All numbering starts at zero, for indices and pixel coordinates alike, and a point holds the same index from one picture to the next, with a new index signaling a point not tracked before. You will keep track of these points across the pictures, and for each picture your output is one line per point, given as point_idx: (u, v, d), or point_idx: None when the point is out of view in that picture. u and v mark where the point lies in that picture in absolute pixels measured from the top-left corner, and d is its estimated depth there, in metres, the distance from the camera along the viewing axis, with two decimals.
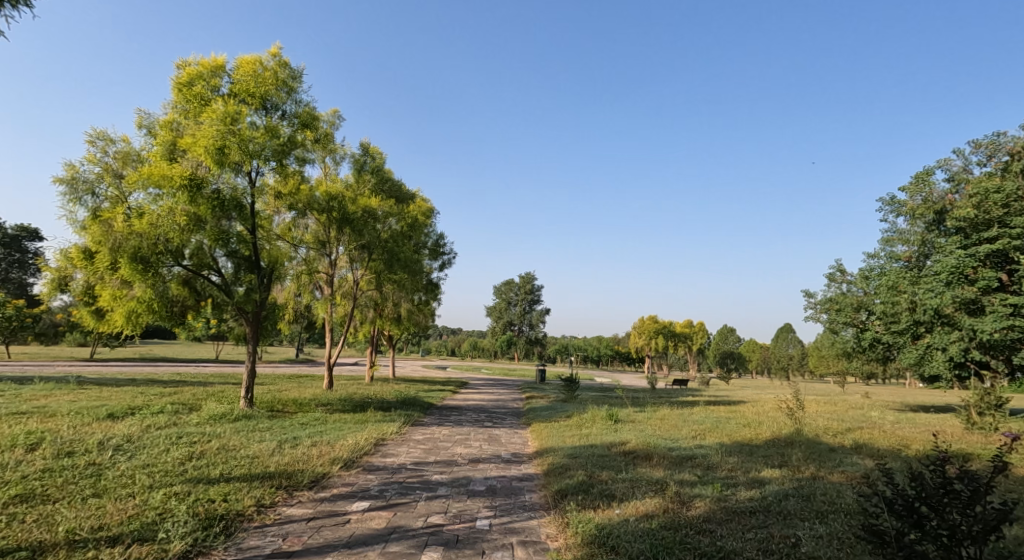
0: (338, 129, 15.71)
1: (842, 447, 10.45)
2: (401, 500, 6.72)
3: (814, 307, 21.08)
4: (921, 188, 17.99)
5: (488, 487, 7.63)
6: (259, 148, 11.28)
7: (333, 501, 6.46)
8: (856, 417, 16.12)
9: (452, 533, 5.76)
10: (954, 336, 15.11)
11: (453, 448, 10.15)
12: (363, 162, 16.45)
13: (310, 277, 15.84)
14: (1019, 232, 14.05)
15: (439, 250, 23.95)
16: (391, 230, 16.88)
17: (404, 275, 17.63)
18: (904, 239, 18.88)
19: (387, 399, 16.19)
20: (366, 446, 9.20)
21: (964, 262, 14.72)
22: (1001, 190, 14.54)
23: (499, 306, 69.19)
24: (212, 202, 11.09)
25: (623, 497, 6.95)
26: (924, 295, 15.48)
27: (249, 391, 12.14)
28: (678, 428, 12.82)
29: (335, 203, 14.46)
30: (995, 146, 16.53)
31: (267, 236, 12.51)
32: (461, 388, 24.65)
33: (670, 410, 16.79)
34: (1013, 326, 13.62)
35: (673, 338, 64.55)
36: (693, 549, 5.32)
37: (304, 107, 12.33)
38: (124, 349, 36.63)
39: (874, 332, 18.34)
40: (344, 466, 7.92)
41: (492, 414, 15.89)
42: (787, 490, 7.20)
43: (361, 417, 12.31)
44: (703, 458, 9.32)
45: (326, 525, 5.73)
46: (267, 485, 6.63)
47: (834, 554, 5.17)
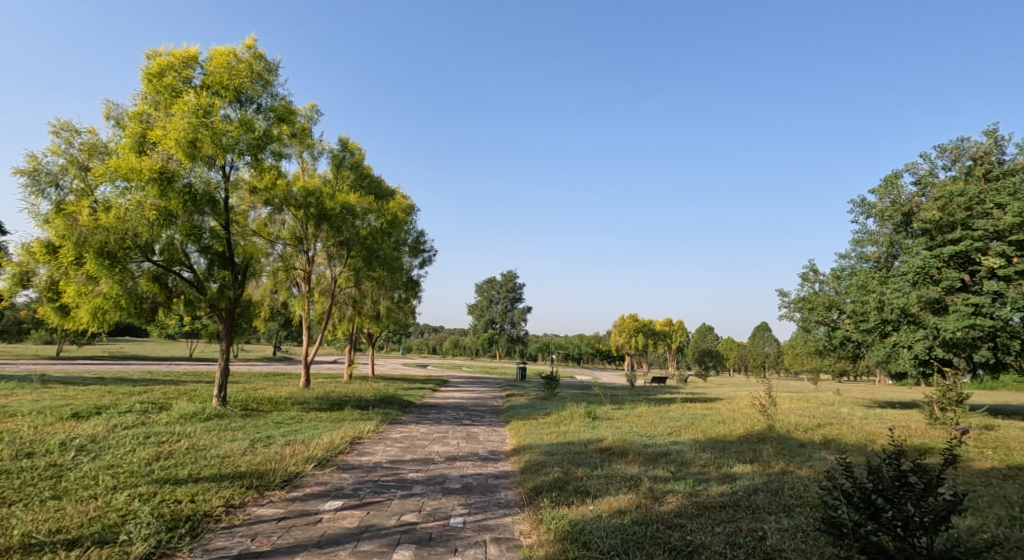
0: (316, 124, 15.51)
1: (812, 443, 10.69)
2: (375, 498, 6.70)
3: (787, 306, 21.47)
4: (889, 191, 18.51)
5: (464, 484, 7.65)
6: (233, 141, 11.09)
7: (305, 500, 6.41)
8: (826, 413, 16.54)
9: (425, 531, 5.76)
10: (919, 334, 15.58)
11: (430, 447, 10.13)
12: (341, 157, 16.26)
13: (287, 274, 15.64)
14: (981, 234, 14.51)
15: (419, 247, 23.83)
16: (371, 227, 16.71)
17: (383, 272, 17.52)
18: (873, 240, 19.36)
19: (365, 397, 16.04)
20: (341, 445, 9.12)
21: (930, 263, 15.15)
22: (963, 194, 14.89)
23: (481, 305, 69.21)
24: (183, 196, 10.85)
25: (597, 493, 7.03)
26: (891, 295, 15.96)
27: (222, 390, 11.93)
28: (654, 426, 12.97)
29: (313, 199, 14.22)
30: (959, 150, 16.97)
31: (241, 233, 12.35)
32: (441, 386, 24.56)
33: (648, 408, 16.96)
34: (974, 324, 14.06)
35: (653, 337, 65.24)
36: (663, 544, 5.41)
37: (280, 101, 12.14)
38: (93, 349, 35.69)
39: (845, 331, 18.74)
40: (318, 466, 7.85)
41: (471, 412, 15.92)
42: (756, 485, 7.36)
43: (338, 415, 12.20)
44: (677, 454, 9.47)
45: (297, 525, 5.68)
46: (237, 485, 6.54)
47: (798, 546, 5.31)
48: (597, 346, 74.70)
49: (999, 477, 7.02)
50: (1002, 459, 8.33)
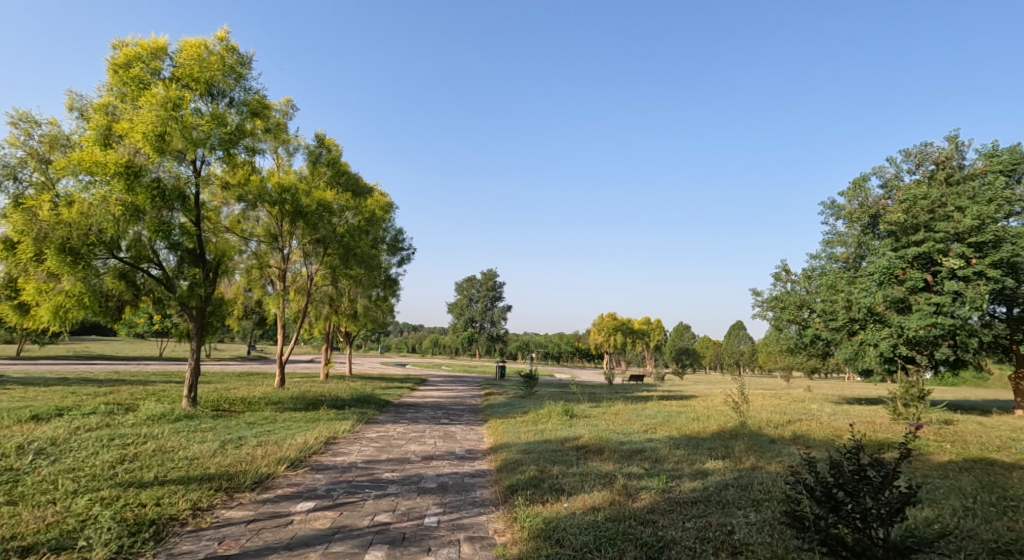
0: (292, 119, 15.27)
1: (782, 438, 10.93)
2: (348, 499, 6.64)
3: (760, 305, 21.91)
4: (857, 194, 19.01)
5: (440, 483, 7.64)
6: (204, 136, 10.85)
7: (276, 501, 6.33)
8: (796, 410, 16.95)
9: (399, 531, 5.73)
10: (885, 332, 16.03)
11: (407, 446, 10.08)
12: (318, 153, 16.02)
13: (261, 271, 15.38)
14: (943, 236, 15.00)
15: (398, 245, 23.63)
16: (348, 225, 16.51)
17: (361, 271, 17.34)
18: (843, 241, 19.86)
19: (342, 396, 15.87)
20: (315, 445, 9.02)
21: (895, 263, 15.61)
22: (926, 197, 15.35)
23: (461, 303, 69.18)
24: (151, 192, 10.57)
25: (572, 491, 7.08)
26: (859, 295, 16.50)
27: (192, 390, 11.67)
28: (631, 423, 13.09)
29: (289, 195, 13.83)
30: (923, 155, 17.49)
31: (212, 229, 12.15)
32: (420, 385, 24.43)
33: (625, 405, 17.16)
34: (935, 322, 14.57)
35: (632, 335, 65.88)
36: (635, 540, 5.48)
37: (254, 95, 11.91)
38: (56, 349, 34.60)
39: (815, 330, 19.21)
40: (291, 466, 7.74)
41: (449, 411, 15.90)
42: (727, 480, 7.49)
43: (313, 415, 12.02)
44: (651, 451, 9.59)
45: (267, 527, 5.60)
46: (206, 487, 6.41)
47: (765, 539, 5.42)
48: (577, 344, 75.08)
49: (955, 469, 7.28)
50: (959, 452, 8.63)
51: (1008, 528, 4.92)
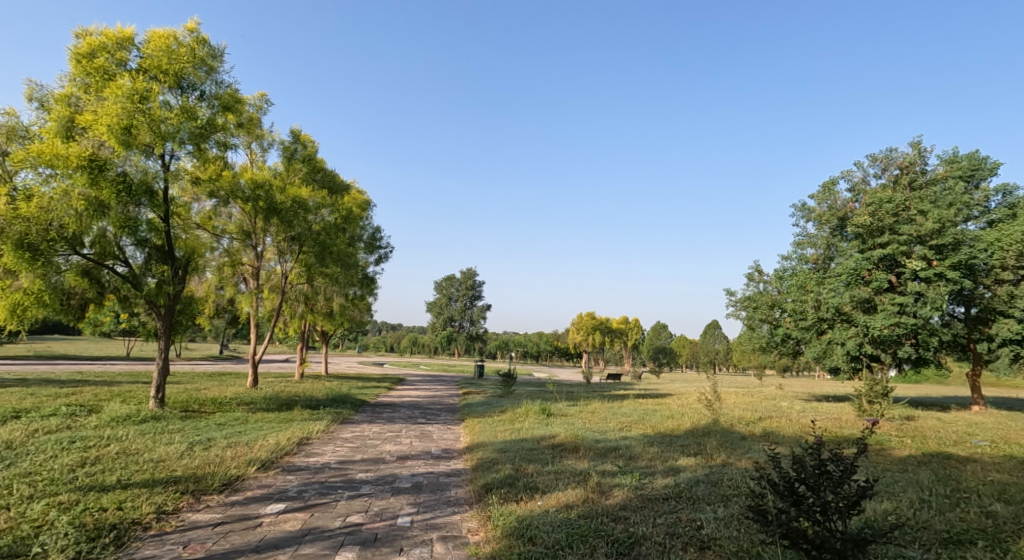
0: (265, 114, 14.97)
1: (752, 435, 11.16)
2: (320, 500, 6.56)
3: (734, 305, 22.30)
4: (827, 197, 19.45)
5: (414, 483, 7.60)
6: (173, 129, 10.60)
7: (246, 503, 6.23)
8: (767, 407, 17.33)
9: (370, 532, 5.68)
10: (851, 332, 16.47)
11: (382, 446, 10.01)
12: (293, 149, 15.79)
13: (233, 269, 15.10)
14: (907, 238, 15.46)
15: (375, 244, 23.40)
16: (324, 222, 16.25)
17: (337, 269, 17.12)
18: (812, 242, 20.32)
19: (317, 396, 15.67)
20: (287, 446, 8.88)
21: (861, 264, 16.07)
22: (891, 201, 15.76)
23: (440, 302, 68.98)
24: (117, 186, 10.26)
25: (545, 489, 7.11)
26: (828, 295, 16.91)
27: (159, 390, 11.38)
28: (606, 421, 13.21)
29: (262, 191, 13.57)
30: (888, 160, 17.94)
31: (183, 226, 11.92)
32: (397, 385, 24.21)
33: (601, 404, 17.31)
34: (899, 322, 15.02)
35: (610, 334, 66.43)
36: (606, 537, 5.53)
37: (226, 89, 11.67)
38: (17, 349, 33.47)
39: (786, 329, 19.60)
40: (261, 468, 7.62)
41: (426, 410, 15.81)
42: (698, 477, 7.63)
43: (286, 416, 11.83)
44: (626, 449, 9.70)
45: (235, 529, 5.50)
46: (171, 490, 6.27)
47: (733, 533, 5.51)
48: (555, 343, 75.33)
49: (914, 463, 7.54)
50: (918, 447, 8.94)
51: (960, 519, 5.11)
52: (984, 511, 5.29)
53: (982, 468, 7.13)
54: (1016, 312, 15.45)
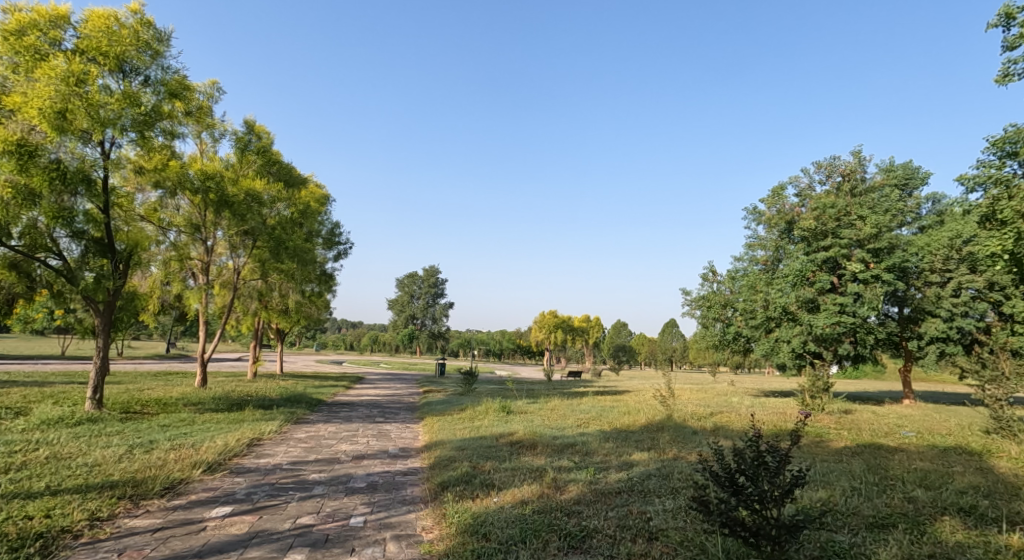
0: (216, 102, 14.43)
1: (703, 430, 11.54)
2: (270, 502, 6.41)
3: (689, 304, 22.92)
4: (776, 201, 20.20)
5: (369, 483, 7.51)
6: (114, 116, 10.08)
7: (189, 507, 6.03)
8: (719, 403, 17.94)
9: (322, 533, 5.60)
10: (796, 330, 17.19)
11: (337, 446, 9.85)
12: (246, 140, 15.21)
13: (181, 264, 14.48)
14: (847, 242, 16.21)
15: (334, 239, 22.92)
16: (280, 216, 15.82)
17: (292, 265, 16.71)
18: (762, 244, 21.06)
19: (270, 396, 15.25)
20: (236, 448, 8.61)
21: (806, 266, 16.84)
22: (834, 206, 16.51)
23: (401, 299, 68.36)
24: (50, 173, 9.71)
25: (502, 486, 7.17)
26: (776, 295, 17.61)
27: (96, 391, 10.83)
28: (565, 418, 13.38)
29: (212, 183, 13.02)
30: (832, 167, 18.73)
31: (125, 217, 11.37)
32: (355, 384, 23.81)
33: (560, 401, 17.54)
34: (840, 321, 15.78)
35: (571, 333, 67.17)
36: (559, 531, 5.62)
37: (173, 75, 11.16)
38: None
39: (737, 327, 20.24)
40: (207, 471, 7.36)
41: (385, 409, 15.64)
42: (650, 471, 7.82)
43: (236, 416, 11.47)
44: (582, 445, 9.85)
45: (176, 535, 5.32)
46: (106, 495, 6.00)
47: (679, 525, 5.68)
48: (516, 340, 75.44)
49: (848, 454, 7.94)
50: (853, 438, 9.43)
51: (886, 504, 5.42)
52: (907, 497, 5.63)
53: (908, 457, 7.60)
54: (943, 312, 16.46)
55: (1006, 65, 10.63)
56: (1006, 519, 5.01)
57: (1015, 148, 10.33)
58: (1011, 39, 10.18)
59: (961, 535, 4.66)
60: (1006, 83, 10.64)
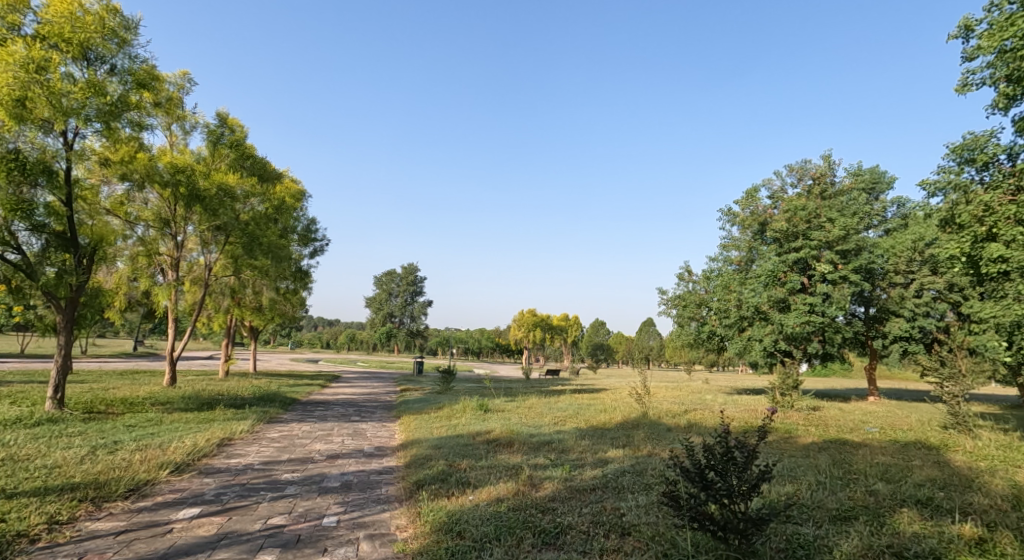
0: (187, 93, 14.10)
1: (677, 427, 11.71)
2: (240, 502, 6.31)
3: (665, 304, 23.21)
4: (749, 203, 20.58)
5: (343, 482, 7.42)
6: (78, 105, 9.80)
7: (155, 509, 5.90)
8: (693, 400, 18.18)
9: (293, 533, 5.54)
10: (768, 329, 17.51)
11: (311, 445, 9.73)
12: (219, 133, 14.90)
13: (149, 260, 14.11)
14: (817, 244, 16.61)
15: (310, 236, 22.62)
16: (253, 212, 15.53)
17: (266, 262, 16.43)
18: (736, 245, 21.44)
19: (243, 395, 14.96)
20: (206, 448, 8.44)
21: (778, 267, 17.20)
22: (805, 208, 16.88)
23: (379, 297, 67.80)
24: (8, 163, 9.41)
25: (477, 484, 7.17)
26: (748, 295, 17.94)
27: (58, 390, 10.50)
28: (541, 416, 13.45)
29: (182, 176, 12.70)
30: (803, 171, 19.16)
31: (90, 211, 10.99)
32: (331, 382, 23.55)
33: (537, 399, 17.60)
34: (809, 321, 16.17)
35: (550, 331, 67.47)
36: (533, 528, 5.65)
37: (140, 64, 10.85)
38: None
39: (711, 326, 20.56)
40: (174, 471, 7.21)
41: (361, 408, 15.51)
42: (624, 467, 7.91)
43: (206, 416, 11.23)
44: (558, 442, 9.91)
45: (140, 537, 5.20)
46: (66, 498, 5.83)
47: (651, 520, 5.76)
48: (494, 338, 75.38)
49: (815, 449, 8.15)
50: (820, 434, 9.67)
51: (848, 497, 5.58)
52: (869, 490, 5.81)
53: (871, 452, 7.83)
54: (906, 312, 16.97)
55: (966, 75, 11.00)
56: (959, 510, 5.21)
57: (973, 155, 10.73)
58: (969, 51, 10.53)
59: (918, 526, 4.82)
60: (965, 92, 11.01)
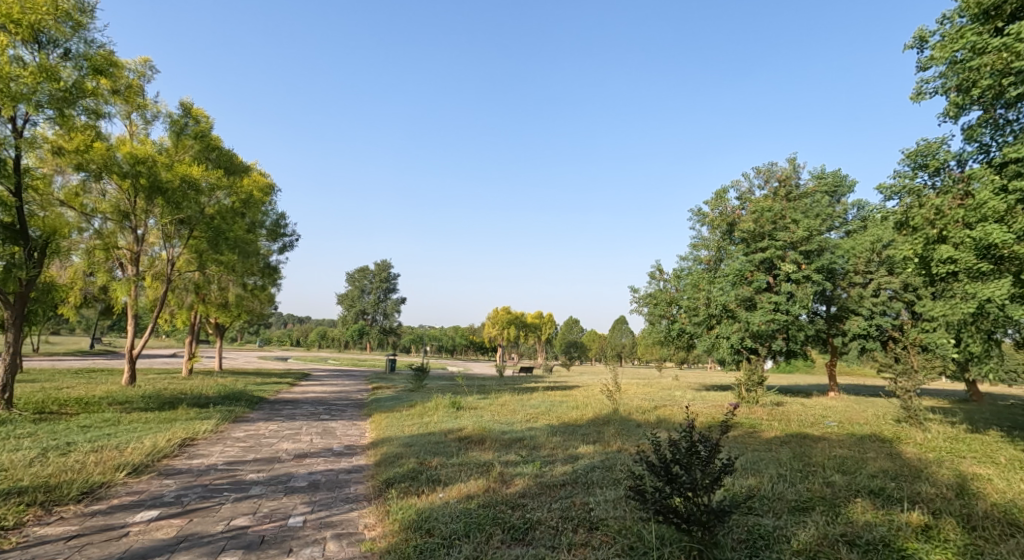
0: (148, 81, 13.65)
1: (647, 423, 11.88)
2: (202, 504, 6.17)
3: (637, 302, 23.49)
4: (718, 204, 20.93)
5: (310, 482, 7.30)
6: (28, 90, 9.40)
7: (110, 512, 5.72)
8: (663, 397, 18.46)
9: (257, 534, 5.44)
10: (735, 326, 17.82)
11: (278, 445, 9.55)
12: (183, 124, 14.47)
13: (107, 254, 13.61)
14: (782, 244, 17.04)
15: (279, 231, 22.16)
16: (220, 205, 15.11)
17: (233, 257, 16.04)
18: (706, 244, 21.83)
19: (208, 395, 14.58)
20: (166, 448, 8.21)
21: (745, 266, 17.57)
22: (771, 210, 17.26)
23: (351, 294, 67.02)
24: None
25: (448, 481, 7.15)
26: (717, 293, 18.28)
27: (6, 390, 10.08)
28: (514, 413, 13.48)
29: (143, 167, 12.29)
30: (770, 173, 19.60)
31: (41, 202, 10.82)
32: (301, 380, 23.20)
33: (510, 396, 17.64)
34: (774, 319, 16.60)
35: (524, 329, 67.65)
36: (502, 524, 5.66)
37: (97, 48, 10.43)
38: None
39: (681, 324, 20.92)
40: (132, 473, 6.99)
41: (331, 406, 15.30)
42: (594, 463, 7.99)
43: (168, 416, 10.91)
44: (530, 439, 9.96)
45: (93, 542, 5.05)
46: (13, 503, 5.60)
47: (619, 514, 5.83)
48: (468, 336, 75.22)
49: (777, 443, 8.37)
50: (782, 428, 9.94)
51: (807, 489, 5.75)
52: (826, 482, 6.00)
53: (829, 445, 8.09)
54: (864, 311, 17.54)
55: (920, 84, 11.40)
56: (908, 499, 5.42)
57: (926, 161, 11.12)
58: (924, 61, 10.92)
59: (870, 515, 5.00)
60: (919, 101, 11.40)
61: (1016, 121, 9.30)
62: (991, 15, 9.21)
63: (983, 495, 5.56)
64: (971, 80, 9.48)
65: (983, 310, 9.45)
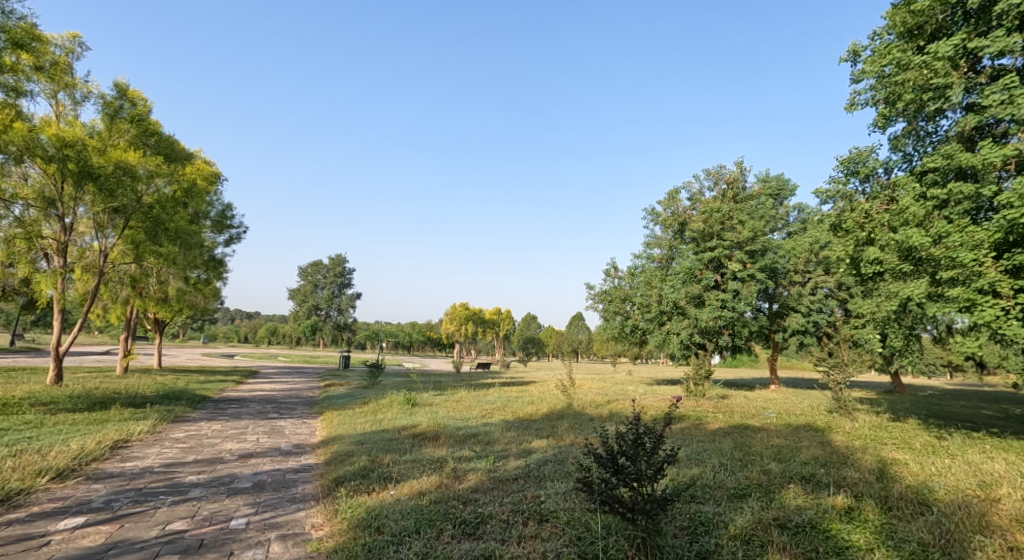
0: (76, 59, 12.81)
1: (599, 417, 12.09)
2: (135, 508, 5.89)
3: (593, 299, 23.79)
4: (670, 204, 21.42)
5: (255, 483, 7.08)
6: None
7: (29, 521, 5.38)
8: (616, 391, 18.77)
9: (196, 538, 5.24)
10: (685, 323, 18.25)
11: (221, 445, 9.22)
12: (116, 106, 13.62)
13: (29, 245, 12.75)
14: (729, 244, 17.67)
15: (224, 222, 21.31)
16: (160, 194, 14.32)
17: (173, 249, 15.33)
18: (658, 243, 22.35)
19: (144, 394, 13.87)
20: (96, 451, 7.79)
21: (695, 265, 18.07)
22: (720, 211, 17.76)
23: (304, 289, 65.23)
24: None
25: (399, 478, 7.07)
26: (668, 290, 18.69)
27: None
28: (469, 409, 13.46)
29: (71, 151, 11.62)
30: (719, 174, 20.24)
31: None
32: (248, 378, 22.42)
33: (466, 393, 17.58)
34: (721, 315, 17.16)
35: (481, 325, 67.51)
36: (453, 519, 5.65)
37: (18, 21, 9.73)
38: None
39: (635, 320, 21.31)
40: (56, 478, 6.60)
41: (279, 404, 14.88)
42: (546, 457, 8.08)
43: (99, 417, 10.34)
44: (484, 435, 9.97)
45: (11, 553, 4.74)
46: None
47: (568, 505, 5.92)
48: (425, 332, 74.46)
49: (721, 434, 8.68)
50: (726, 420, 10.29)
51: (746, 477, 5.99)
52: (763, 469, 6.27)
53: (768, 435, 8.47)
54: (803, 308, 18.56)
55: (853, 96, 11.98)
56: (835, 483, 5.73)
57: (857, 168, 11.73)
58: (856, 74, 11.47)
59: (801, 500, 5.26)
60: (852, 111, 12.01)
61: (934, 133, 9.91)
62: (914, 33, 9.83)
63: (900, 478, 5.94)
64: (895, 94, 10.01)
65: (907, 307, 10.06)
